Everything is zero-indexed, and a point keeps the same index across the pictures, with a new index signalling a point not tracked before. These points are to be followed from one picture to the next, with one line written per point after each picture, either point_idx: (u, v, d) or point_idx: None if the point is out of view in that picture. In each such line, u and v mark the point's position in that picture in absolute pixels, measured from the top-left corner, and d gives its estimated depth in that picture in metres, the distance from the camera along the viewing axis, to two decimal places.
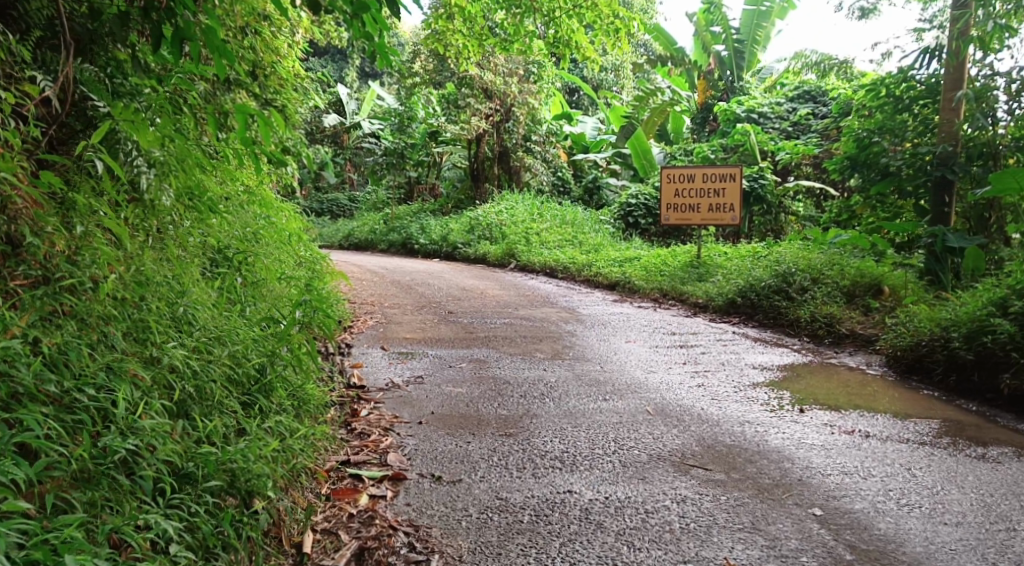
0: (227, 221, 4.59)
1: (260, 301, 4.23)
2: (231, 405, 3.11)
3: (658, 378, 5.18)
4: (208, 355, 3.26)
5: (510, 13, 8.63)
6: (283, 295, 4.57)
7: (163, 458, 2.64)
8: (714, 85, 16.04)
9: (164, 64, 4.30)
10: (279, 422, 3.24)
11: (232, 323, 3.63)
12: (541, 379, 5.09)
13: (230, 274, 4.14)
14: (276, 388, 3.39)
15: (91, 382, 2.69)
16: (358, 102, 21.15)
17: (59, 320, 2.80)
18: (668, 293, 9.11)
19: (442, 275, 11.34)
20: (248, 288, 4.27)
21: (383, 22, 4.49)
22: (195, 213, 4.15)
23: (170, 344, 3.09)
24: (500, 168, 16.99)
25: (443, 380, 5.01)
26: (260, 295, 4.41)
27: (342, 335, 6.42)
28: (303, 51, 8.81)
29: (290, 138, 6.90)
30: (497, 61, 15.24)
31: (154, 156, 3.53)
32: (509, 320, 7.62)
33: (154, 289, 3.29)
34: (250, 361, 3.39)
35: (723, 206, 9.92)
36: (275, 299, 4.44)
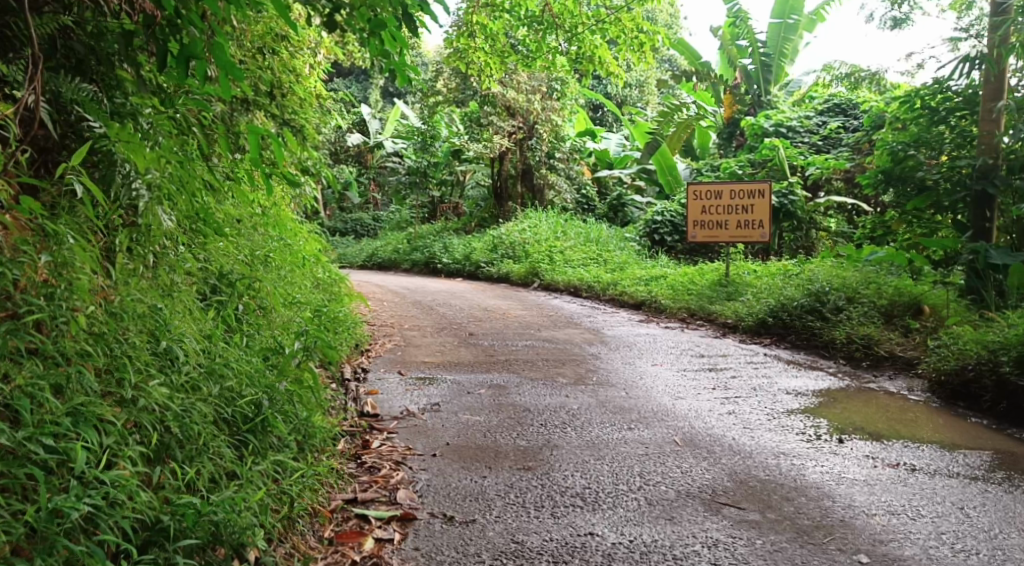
0: (233, 245, 4.43)
1: (262, 329, 4.06)
2: (219, 448, 2.94)
3: (685, 405, 4.93)
4: (196, 393, 3.09)
5: (532, 29, 8.50)
6: (291, 321, 4.41)
7: (133, 516, 2.45)
8: (742, 100, 16.25)
9: (171, 83, 4.16)
10: (273, 464, 3.08)
11: (227, 355, 3.45)
12: (562, 406, 4.86)
13: (232, 301, 3.97)
14: (273, 425, 3.21)
15: (59, 426, 2.51)
16: (381, 122, 21.15)
17: (33, 356, 2.63)
18: (696, 313, 8.85)
19: (465, 294, 11.16)
20: (251, 316, 4.11)
21: (403, 40, 4.33)
22: (193, 240, 3.99)
23: (154, 382, 2.93)
24: (523, 186, 16.84)
25: (460, 408, 4.80)
26: (267, 322, 4.24)
27: (358, 359, 6.25)
28: (325, 72, 8.73)
29: (308, 159, 6.78)
30: (520, 78, 15.11)
31: (152, 178, 3.36)
32: (531, 342, 7.40)
33: (142, 322, 3.13)
34: (243, 398, 3.23)
35: (751, 223, 9.62)
36: (282, 326, 4.28)
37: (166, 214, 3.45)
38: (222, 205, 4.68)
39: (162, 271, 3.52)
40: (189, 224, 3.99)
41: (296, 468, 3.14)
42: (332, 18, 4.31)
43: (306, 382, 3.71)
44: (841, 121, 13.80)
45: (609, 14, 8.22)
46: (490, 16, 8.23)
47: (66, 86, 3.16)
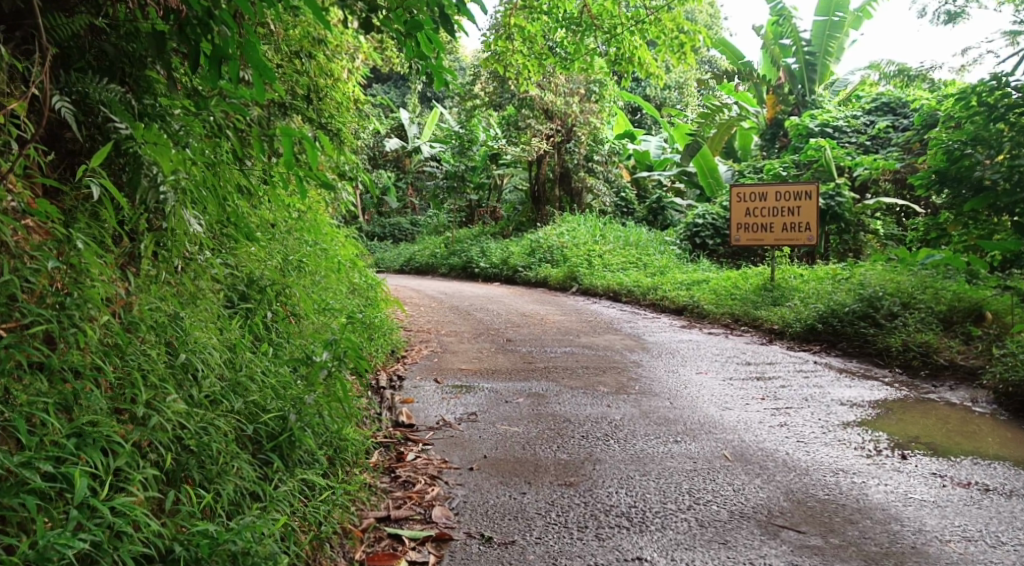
0: (264, 251, 4.32)
1: (292, 338, 3.93)
2: (241, 467, 2.81)
3: (734, 416, 4.69)
4: (215, 411, 2.95)
5: (571, 31, 8.35)
6: (323, 329, 4.27)
7: (142, 547, 2.34)
8: (783, 100, 15.43)
9: (203, 84, 4.06)
10: (299, 484, 2.94)
11: (253, 368, 3.32)
12: (604, 417, 4.66)
13: (262, 309, 3.85)
14: (301, 440, 3.07)
15: (69, 448, 2.41)
16: (419, 126, 21.13)
17: (48, 370, 2.53)
18: (740, 318, 8.58)
19: (502, 299, 10.99)
20: (281, 325, 3.98)
21: (440, 42, 4.14)
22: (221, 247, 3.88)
23: (175, 397, 2.81)
24: (561, 190, 16.67)
25: (498, 418, 4.63)
26: (297, 330, 4.11)
27: (393, 366, 6.12)
28: (363, 76, 8.66)
29: (345, 163, 6.70)
30: (558, 81, 14.94)
31: (182, 181, 3.23)
32: (571, 348, 7.22)
33: (165, 333, 3.01)
34: (269, 413, 3.11)
35: (799, 225, 9.32)
36: (313, 335, 4.14)
37: (193, 218, 3.32)
38: (252, 210, 4.57)
39: (188, 279, 3.40)
40: (217, 229, 3.88)
41: (320, 488, 3.00)
42: (367, 19, 4.15)
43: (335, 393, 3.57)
44: (890, 120, 13.39)
45: (649, 14, 7.96)
46: (527, 18, 8.08)
47: (93, 86, 3.06)
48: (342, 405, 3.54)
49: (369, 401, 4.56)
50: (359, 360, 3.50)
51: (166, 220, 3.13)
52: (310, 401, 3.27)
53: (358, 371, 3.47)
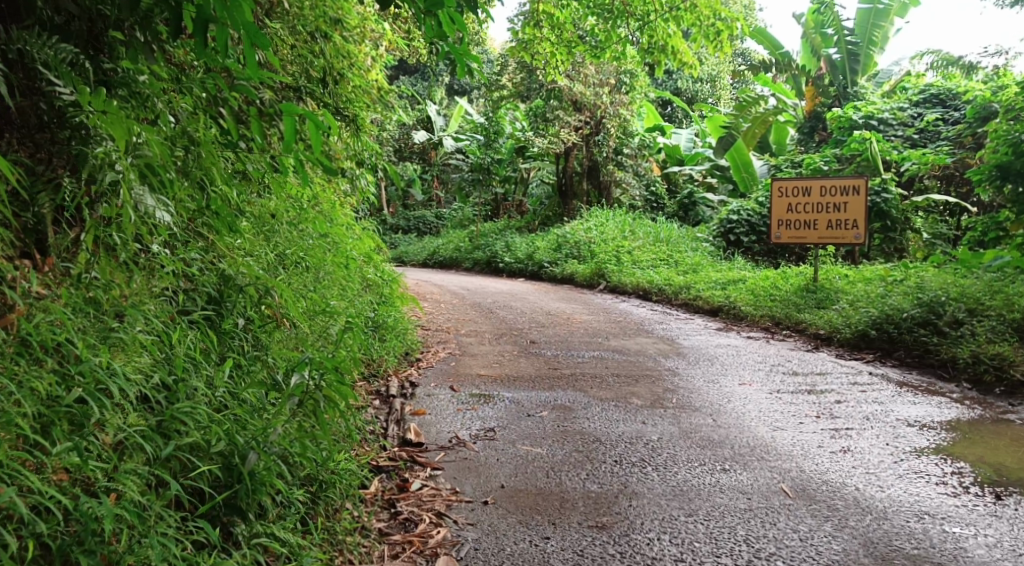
0: (249, 246, 3.80)
1: (277, 350, 3.40)
2: (172, 531, 2.31)
3: (789, 438, 4.12)
4: (148, 449, 2.49)
5: (601, 18, 7.87)
6: (314, 343, 3.73)
7: None
8: (823, 92, 14.71)
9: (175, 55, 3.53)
10: (256, 546, 2.46)
11: (211, 396, 2.83)
12: (639, 437, 4.11)
13: (236, 317, 3.32)
14: (266, 488, 2.57)
15: None
16: (445, 118, 20.64)
17: None
18: (782, 321, 7.96)
19: (526, 296, 10.45)
20: (263, 335, 3.44)
21: (463, 21, 3.67)
22: (197, 243, 3.37)
23: (73, 447, 2.29)
24: (589, 184, 16.12)
25: (519, 437, 4.09)
26: (285, 339, 3.58)
27: (406, 371, 5.62)
28: (386, 64, 8.18)
29: (363, 151, 6.22)
30: (588, 71, 14.35)
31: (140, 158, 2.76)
32: (600, 352, 6.66)
33: (71, 349, 2.48)
34: (214, 453, 2.58)
35: (845, 222, 8.64)
36: (300, 347, 3.60)
37: (149, 203, 2.83)
38: (243, 205, 4.04)
39: (130, 280, 2.87)
40: (193, 220, 3.36)
41: (291, 547, 2.54)
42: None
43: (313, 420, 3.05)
44: (940, 113, 12.61)
45: (682, 0, 7.33)
46: (557, 4, 7.69)
47: (37, 45, 2.58)
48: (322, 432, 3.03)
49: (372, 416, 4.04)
50: (337, 378, 2.93)
51: (104, 209, 2.68)
52: (280, 433, 2.75)
53: (341, 389, 2.91)
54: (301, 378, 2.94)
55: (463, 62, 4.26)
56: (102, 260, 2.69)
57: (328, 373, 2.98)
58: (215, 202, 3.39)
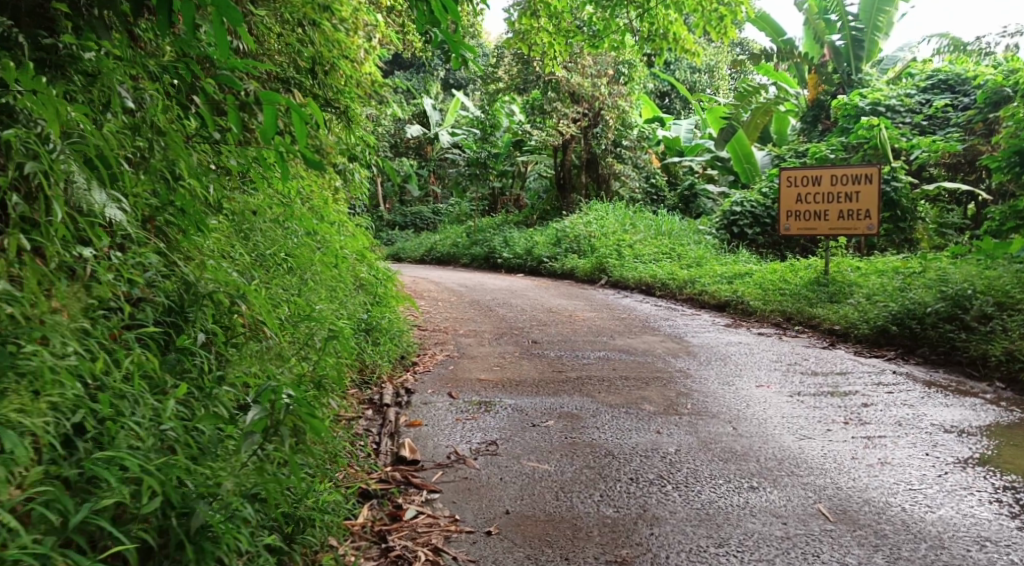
0: (221, 245, 3.45)
1: (243, 370, 3.00)
2: None
3: (818, 449, 3.78)
4: (69, 499, 2.09)
5: (599, 6, 7.58)
6: (289, 362, 3.36)
7: None
8: (827, 80, 14.07)
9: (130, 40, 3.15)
10: None
11: (157, 428, 2.42)
12: (655, 449, 3.77)
13: (201, 328, 2.94)
14: (227, 538, 2.23)
15: None
16: (442, 113, 20.28)
17: None
18: (794, 317, 7.61)
19: (526, 293, 10.09)
20: (227, 352, 3.04)
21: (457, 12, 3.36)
22: (155, 244, 2.98)
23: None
24: (588, 177, 15.75)
25: (524, 451, 3.74)
26: (261, 352, 3.23)
27: (401, 376, 5.28)
28: (379, 57, 7.87)
29: (356, 144, 5.90)
30: (585, 61, 14.01)
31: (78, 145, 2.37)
32: (606, 353, 6.31)
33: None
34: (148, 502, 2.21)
35: (857, 212, 8.27)
36: (271, 365, 3.21)
37: (95, 196, 2.46)
38: (217, 203, 3.67)
39: (76, 296, 2.49)
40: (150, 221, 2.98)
41: None
42: None
43: (278, 459, 2.65)
44: (948, 99, 12.22)
45: None
46: None
47: None
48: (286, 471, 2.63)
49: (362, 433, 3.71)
50: (304, 409, 2.49)
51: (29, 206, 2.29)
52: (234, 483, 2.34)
53: (309, 422, 2.48)
54: (259, 413, 2.49)
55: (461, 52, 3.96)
56: (29, 268, 2.31)
57: (290, 405, 2.52)
58: (176, 196, 3.00)
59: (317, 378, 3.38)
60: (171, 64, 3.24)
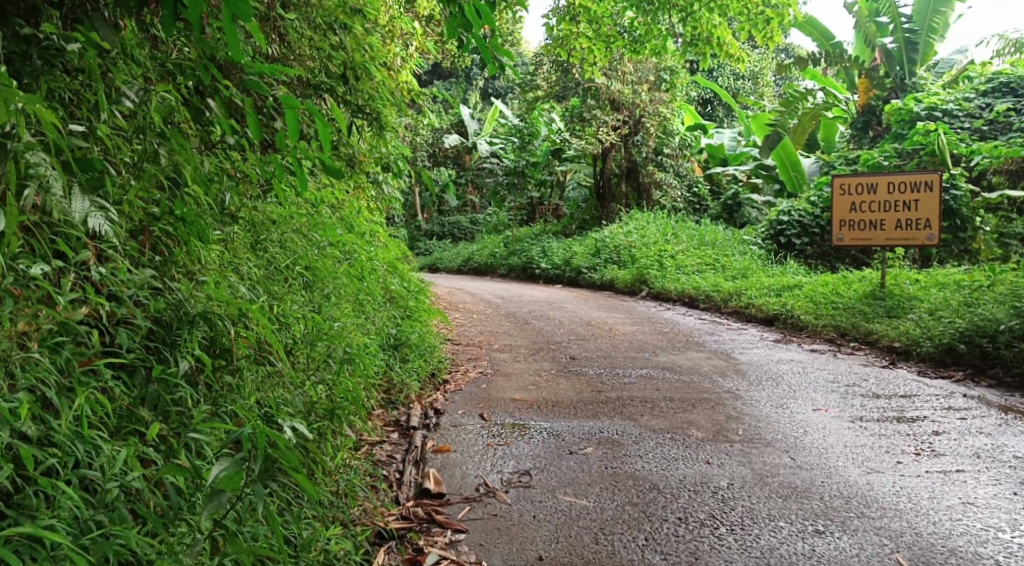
0: (229, 261, 3.19)
1: (235, 409, 2.68)
2: None
3: (890, 485, 3.39)
4: None
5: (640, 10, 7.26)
6: (296, 393, 3.07)
7: None
8: (878, 85, 13.56)
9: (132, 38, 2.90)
10: None
11: (119, 478, 2.12)
12: (705, 482, 3.41)
13: (194, 356, 2.60)
14: None
15: None
16: (480, 122, 20.05)
17: None
18: (849, 332, 7.17)
19: (564, 305, 9.74)
20: (216, 385, 2.72)
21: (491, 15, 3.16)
22: (148, 259, 2.70)
23: None
24: (628, 185, 15.36)
25: (560, 483, 3.41)
26: (268, 380, 2.96)
27: (429, 396, 4.99)
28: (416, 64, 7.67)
29: (390, 154, 5.69)
30: (626, 67, 13.65)
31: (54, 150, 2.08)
32: (649, 370, 5.96)
33: None
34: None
35: (916, 222, 7.78)
36: (272, 399, 2.90)
37: (76, 205, 2.21)
38: (228, 215, 3.42)
39: (52, 315, 2.23)
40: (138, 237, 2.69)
41: None
42: None
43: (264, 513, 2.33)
44: (1010, 102, 11.59)
45: None
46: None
47: None
48: (267, 535, 2.29)
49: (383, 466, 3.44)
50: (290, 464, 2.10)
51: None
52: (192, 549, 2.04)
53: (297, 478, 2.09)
54: (227, 471, 2.04)
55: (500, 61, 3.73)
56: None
57: (269, 458, 2.11)
58: (174, 206, 2.69)
59: (330, 408, 3.09)
60: (190, 67, 3.01)
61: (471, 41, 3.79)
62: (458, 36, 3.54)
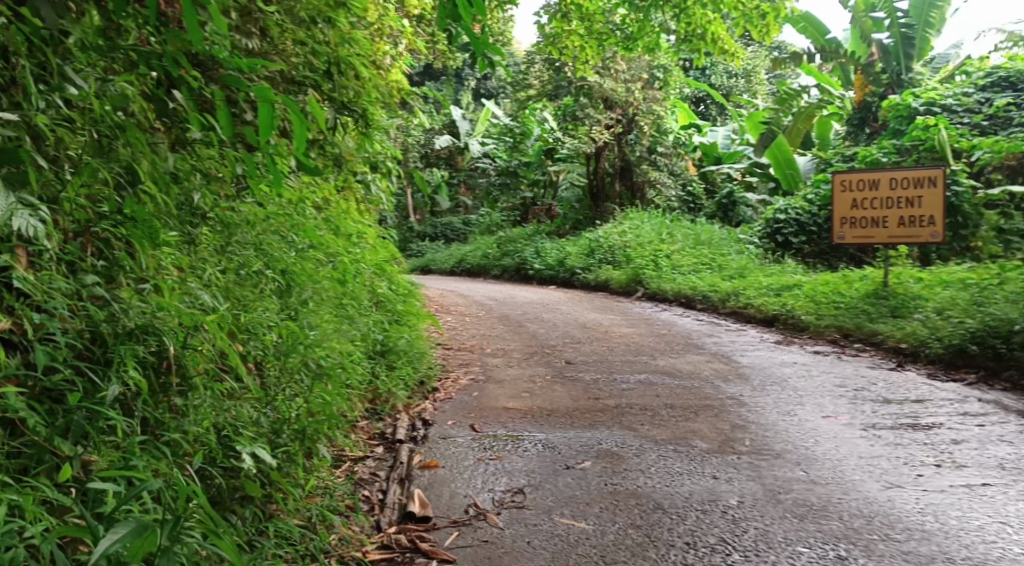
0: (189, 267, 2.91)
1: (184, 434, 2.40)
2: None
3: (913, 501, 3.14)
4: None
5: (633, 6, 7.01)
6: (260, 412, 2.80)
7: None
8: (874, 80, 13.34)
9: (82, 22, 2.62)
10: None
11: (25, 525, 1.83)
12: (715, 500, 3.16)
13: (133, 381, 2.31)
14: None
15: None
16: (472, 122, 19.79)
17: None
18: (853, 333, 6.93)
19: (558, 306, 9.48)
20: (156, 410, 2.40)
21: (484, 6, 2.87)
22: (90, 264, 2.41)
23: None
24: (622, 185, 15.11)
25: (557, 502, 3.15)
26: (230, 402, 2.67)
27: (417, 405, 4.72)
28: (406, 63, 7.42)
29: (377, 153, 5.41)
30: (618, 65, 13.39)
31: None
32: (649, 375, 5.69)
33: None
34: None
35: (920, 219, 7.51)
36: (230, 420, 2.61)
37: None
38: (191, 213, 3.14)
39: None
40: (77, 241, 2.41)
41: None
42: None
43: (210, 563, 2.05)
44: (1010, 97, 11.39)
45: None
46: None
47: None
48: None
49: (363, 491, 3.18)
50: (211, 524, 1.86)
51: None
52: None
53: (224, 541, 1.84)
54: (134, 532, 1.77)
55: (489, 56, 3.46)
56: None
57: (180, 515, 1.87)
58: (122, 204, 2.42)
59: (298, 429, 2.82)
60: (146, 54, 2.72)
61: (460, 31, 3.53)
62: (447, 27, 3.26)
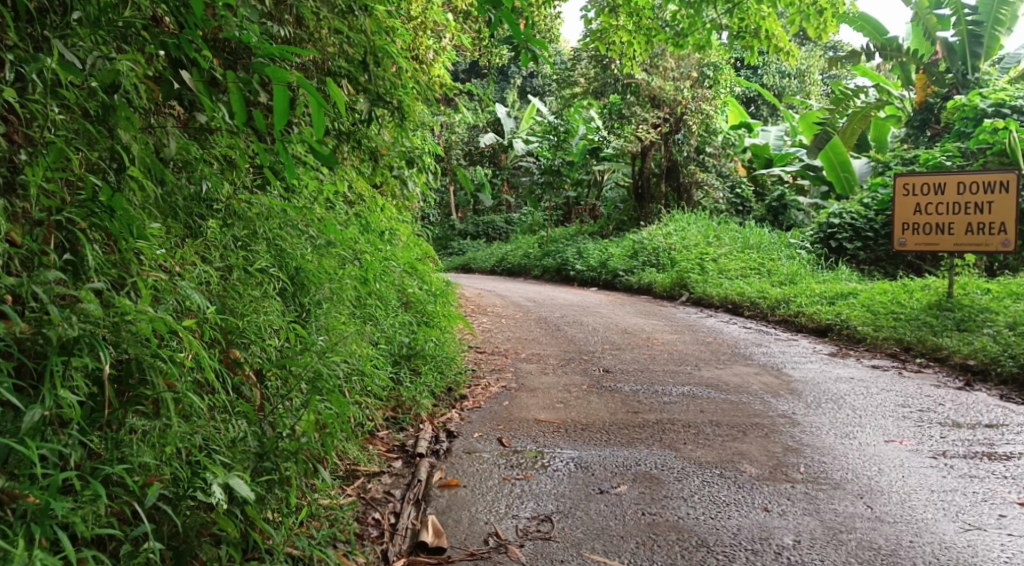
0: (177, 266, 2.63)
1: (137, 465, 2.12)
2: None
3: (996, 550, 2.75)
4: None
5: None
6: (249, 430, 2.56)
7: None
8: (938, 81, 12.68)
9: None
10: None
11: None
12: (769, 538, 2.80)
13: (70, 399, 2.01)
14: None
15: None
16: (517, 120, 19.46)
17: None
18: (915, 347, 6.45)
19: (598, 310, 9.12)
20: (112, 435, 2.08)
21: None
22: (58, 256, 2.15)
23: None
24: (668, 185, 14.62)
25: (589, 534, 2.82)
26: (205, 421, 2.38)
27: (443, 414, 4.41)
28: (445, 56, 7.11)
29: (409, 147, 5.10)
30: (668, 63, 12.94)
31: None
32: (693, 387, 5.31)
33: None
34: None
35: (989, 226, 6.99)
36: (203, 440, 2.36)
37: None
38: (201, 204, 2.89)
39: None
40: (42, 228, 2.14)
41: None
42: None
43: None
44: None
45: None
46: None
47: None
48: None
49: (373, 515, 2.90)
50: None
51: None
52: None
53: None
54: None
55: (530, 47, 3.12)
56: None
57: None
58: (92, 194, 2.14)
59: (296, 448, 2.55)
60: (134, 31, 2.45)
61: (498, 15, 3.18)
62: (485, 13, 2.92)
